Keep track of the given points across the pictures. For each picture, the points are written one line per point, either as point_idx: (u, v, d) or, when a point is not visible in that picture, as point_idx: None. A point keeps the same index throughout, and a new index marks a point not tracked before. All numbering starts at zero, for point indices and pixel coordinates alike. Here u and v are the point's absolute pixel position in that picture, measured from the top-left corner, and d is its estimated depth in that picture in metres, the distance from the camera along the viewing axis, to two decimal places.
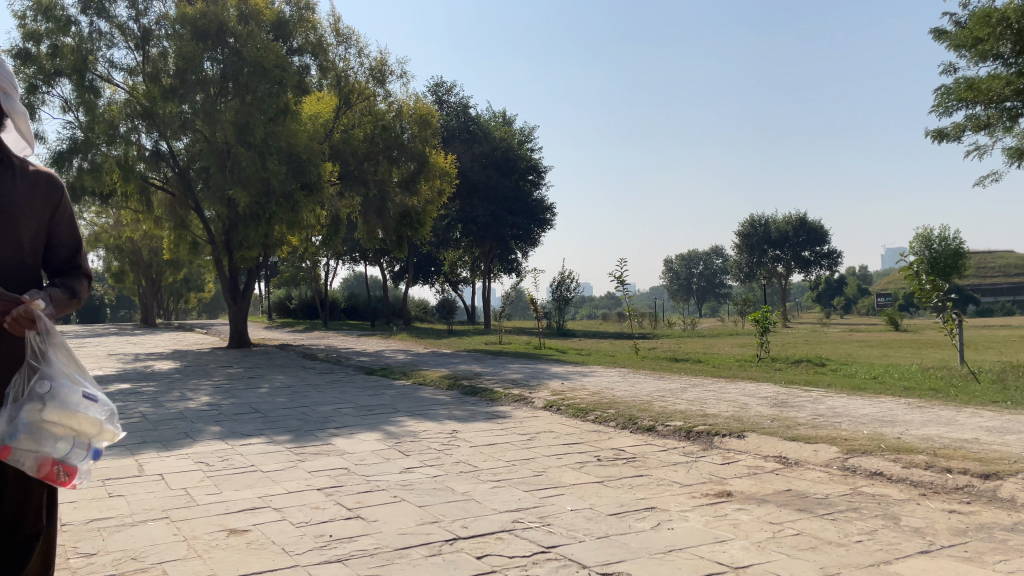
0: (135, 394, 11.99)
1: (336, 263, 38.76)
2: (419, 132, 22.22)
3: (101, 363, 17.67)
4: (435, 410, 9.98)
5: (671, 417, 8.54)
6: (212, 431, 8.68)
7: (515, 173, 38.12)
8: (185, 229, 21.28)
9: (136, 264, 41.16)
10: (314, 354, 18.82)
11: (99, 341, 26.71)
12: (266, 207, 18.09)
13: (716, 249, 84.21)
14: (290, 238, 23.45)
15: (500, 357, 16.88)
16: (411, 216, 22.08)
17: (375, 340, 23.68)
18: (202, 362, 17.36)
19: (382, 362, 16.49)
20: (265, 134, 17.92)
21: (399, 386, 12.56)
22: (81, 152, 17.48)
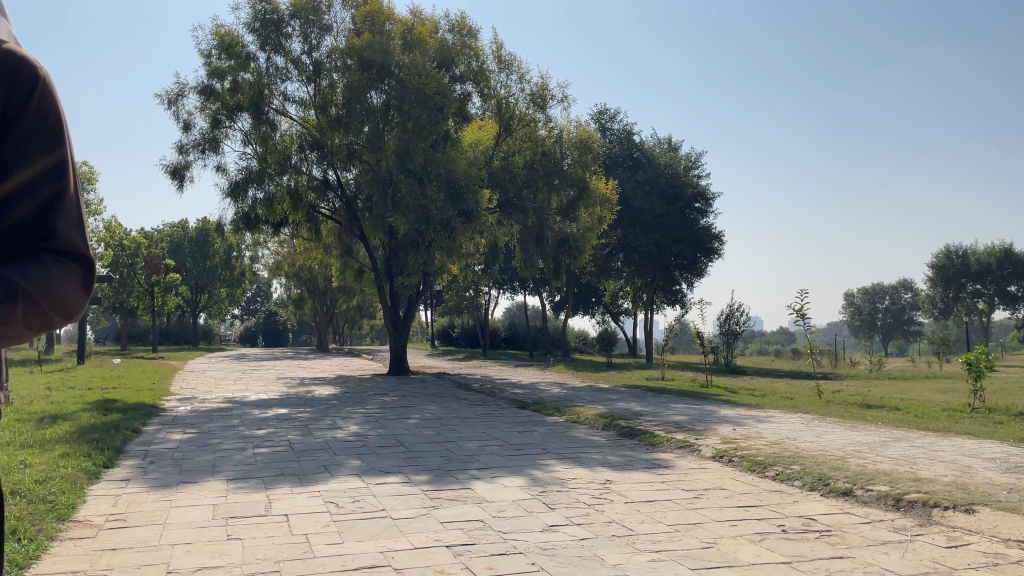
0: (290, 420, 11.95)
1: (497, 292, 38.88)
2: (581, 158, 21.49)
3: (269, 387, 18.24)
4: (589, 454, 9.00)
5: (872, 480, 7.04)
6: (351, 465, 8.21)
7: (681, 200, 36.69)
8: (351, 255, 21.94)
9: (313, 292, 43.48)
10: (469, 384, 18.42)
11: (275, 364, 28.09)
12: (425, 234, 18.10)
13: (904, 282, 77.12)
14: (450, 266, 23.56)
15: (663, 395, 15.62)
16: (569, 242, 21.50)
17: (533, 371, 23.08)
18: (360, 389, 17.42)
19: (537, 396, 15.72)
20: (425, 161, 17.96)
21: (552, 424, 11.70)
22: (255, 182, 18.70)
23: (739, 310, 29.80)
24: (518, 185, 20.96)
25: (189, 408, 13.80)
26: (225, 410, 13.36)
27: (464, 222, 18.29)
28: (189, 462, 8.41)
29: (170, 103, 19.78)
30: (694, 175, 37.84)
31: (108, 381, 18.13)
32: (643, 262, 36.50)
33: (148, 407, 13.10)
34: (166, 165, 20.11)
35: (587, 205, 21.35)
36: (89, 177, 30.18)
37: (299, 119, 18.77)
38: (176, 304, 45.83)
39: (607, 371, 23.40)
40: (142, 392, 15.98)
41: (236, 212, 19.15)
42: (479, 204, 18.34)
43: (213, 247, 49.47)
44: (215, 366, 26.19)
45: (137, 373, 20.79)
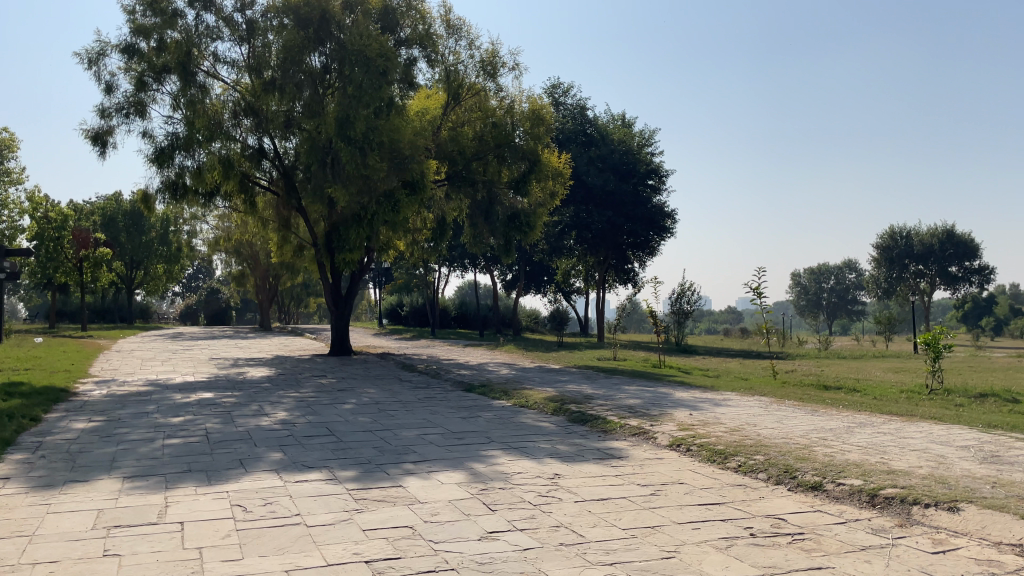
0: (213, 406, 10.96)
1: (447, 270, 37.97)
2: (532, 129, 20.63)
3: (199, 368, 17.10)
4: (536, 443, 8.27)
5: (843, 472, 6.47)
6: (271, 458, 7.34)
7: (634, 177, 36.18)
8: (290, 229, 20.83)
9: (256, 269, 41.90)
10: (414, 364, 17.58)
11: (212, 343, 26.79)
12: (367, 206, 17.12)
13: (848, 263, 78.41)
14: (396, 242, 22.62)
15: (615, 377, 15.02)
16: (519, 218, 20.78)
17: (482, 351, 22.34)
18: (297, 371, 16.44)
19: (484, 378, 14.97)
20: (367, 128, 16.88)
21: (499, 408, 10.96)
22: (183, 149, 17.44)
23: (691, 288, 29.53)
24: (466, 158, 20.06)
25: (105, 392, 12.67)
26: (144, 395, 12.29)
27: (408, 194, 17.35)
28: (86, 456, 7.43)
29: (90, 62, 18.28)
30: (648, 151, 37.36)
31: (22, 362, 16.79)
32: (596, 241, 36.04)
33: (57, 391, 11.95)
34: (86, 129, 18.65)
35: (539, 179, 20.56)
36: (9, 145, 28.23)
37: (232, 83, 17.55)
38: (110, 280, 43.79)
39: (558, 351, 22.78)
40: (57, 374, 14.76)
41: (162, 181, 17.87)
42: (425, 175, 17.42)
43: (150, 222, 47.34)
44: (147, 346, 24.78)
45: (57, 354, 19.41)
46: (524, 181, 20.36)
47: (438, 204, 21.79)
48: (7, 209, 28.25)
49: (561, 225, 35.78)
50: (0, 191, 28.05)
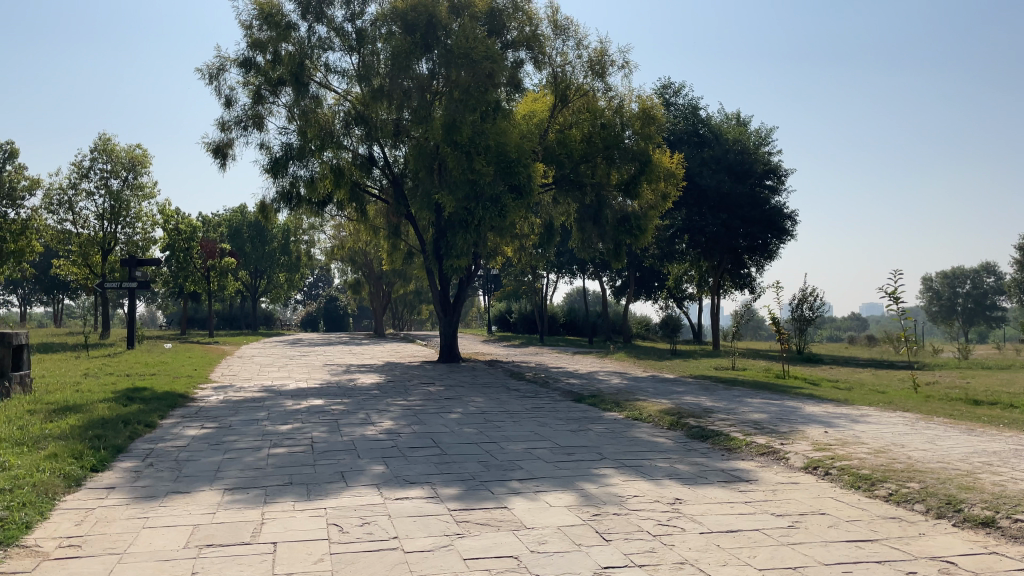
0: (321, 413, 10.88)
1: (556, 276, 37.57)
2: (642, 129, 19.89)
3: (312, 374, 17.33)
4: (653, 462, 7.59)
5: (1020, 507, 5.51)
6: (372, 471, 7.01)
7: (751, 177, 34.60)
8: (399, 236, 20.92)
9: (369, 276, 42.88)
10: (522, 373, 17.18)
11: (326, 349, 27.39)
12: (474, 211, 16.90)
13: (988, 266, 72.57)
14: (503, 247, 22.34)
15: (735, 388, 14.05)
16: (629, 221, 20.06)
17: (592, 359, 21.70)
18: (405, 378, 16.37)
19: (594, 387, 14.35)
20: (473, 132, 16.70)
21: (611, 421, 10.35)
22: (297, 159, 17.81)
23: (813, 294, 28.07)
24: (574, 160, 19.52)
25: (221, 398, 12.90)
26: (256, 401, 12.40)
27: (515, 197, 16.97)
28: (192, 464, 7.35)
29: (211, 78, 19.01)
30: (765, 150, 35.75)
31: (150, 367, 17.51)
32: (710, 245, 34.81)
33: (176, 397, 12.23)
34: (208, 143, 19.39)
35: (649, 180, 19.76)
36: (143, 161, 29.97)
37: (343, 92, 17.80)
38: (236, 289, 45.90)
39: (672, 359, 21.83)
40: (179, 379, 15.23)
41: (277, 190, 18.31)
42: (532, 178, 17.01)
43: (271, 232, 49.40)
44: (266, 351, 25.60)
45: (182, 359, 20.21)
46: (633, 182, 19.64)
47: (545, 209, 21.35)
48: (141, 222, 29.99)
49: (673, 229, 34.76)
50: (135, 205, 29.81)
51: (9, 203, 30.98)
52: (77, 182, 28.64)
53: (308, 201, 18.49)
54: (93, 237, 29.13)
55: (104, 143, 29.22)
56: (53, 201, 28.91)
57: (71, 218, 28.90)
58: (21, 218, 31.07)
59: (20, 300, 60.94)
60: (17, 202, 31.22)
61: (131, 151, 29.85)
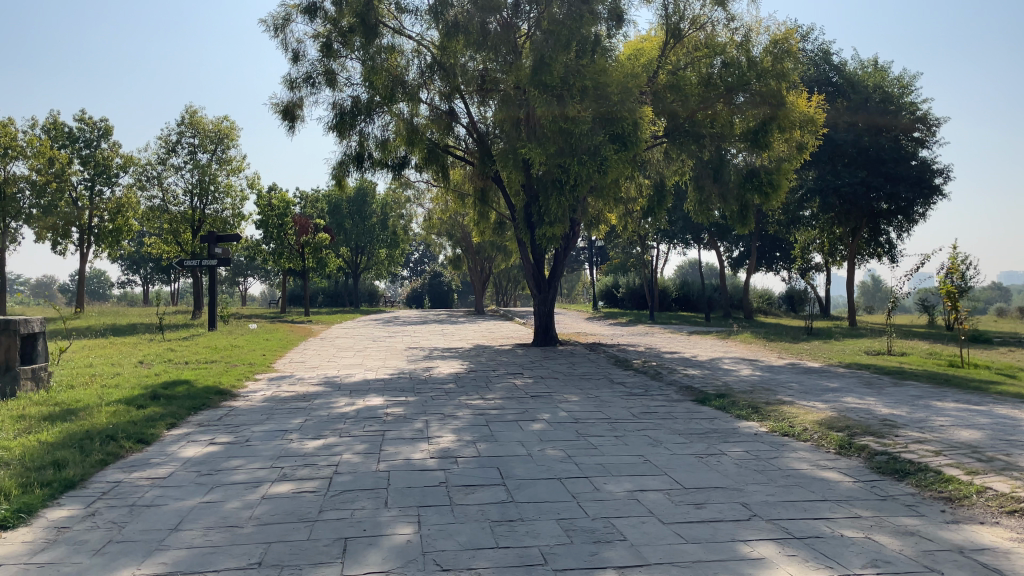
0: (371, 420, 8.60)
1: (666, 245, 34.53)
2: (773, 66, 16.59)
3: (388, 360, 15.29)
4: (836, 528, 4.76)
5: None
6: (392, 539, 4.56)
7: (895, 128, 30.15)
8: (487, 203, 18.53)
9: (468, 250, 41.01)
10: (629, 360, 14.44)
11: (418, 328, 25.53)
12: (569, 168, 14.13)
13: None
14: (607, 214, 19.60)
15: (907, 384, 10.83)
16: (757, 176, 16.77)
17: (712, 341, 18.63)
18: (492, 366, 14.03)
19: (721, 382, 11.45)
20: (563, 71, 14.09)
21: (751, 438, 7.56)
22: (365, 114, 15.67)
23: (968, 262, 24.78)
24: (690, 108, 16.51)
25: (267, 394, 10.89)
26: (304, 400, 10.30)
27: (618, 149, 13.98)
28: (147, 516, 5.14)
29: (276, 30, 17.07)
30: (912, 99, 31.15)
31: (215, 353, 15.89)
32: (847, 208, 30.67)
33: (211, 395, 10.28)
34: (277, 104, 17.52)
35: (782, 127, 16.42)
36: (231, 133, 28.96)
37: (421, 40, 15.54)
38: (336, 266, 45.15)
39: (809, 340, 18.51)
40: (234, 369, 13.42)
41: (346, 152, 16.12)
42: (639, 125, 13.92)
43: (371, 207, 48.38)
44: (354, 332, 23.95)
45: (256, 342, 18.62)
46: (761, 131, 16.37)
47: (654, 167, 18.41)
48: (229, 196, 29.04)
49: (803, 190, 30.81)
50: (224, 179, 28.83)
51: (103, 181, 30.94)
52: (165, 157, 28.00)
53: (383, 163, 16.37)
54: (183, 214, 28.48)
55: (192, 116, 28.23)
56: (144, 177, 28.54)
57: (160, 194, 28.47)
58: (118, 195, 30.89)
59: (142, 280, 63.18)
60: (111, 179, 31.14)
61: (219, 123, 28.87)
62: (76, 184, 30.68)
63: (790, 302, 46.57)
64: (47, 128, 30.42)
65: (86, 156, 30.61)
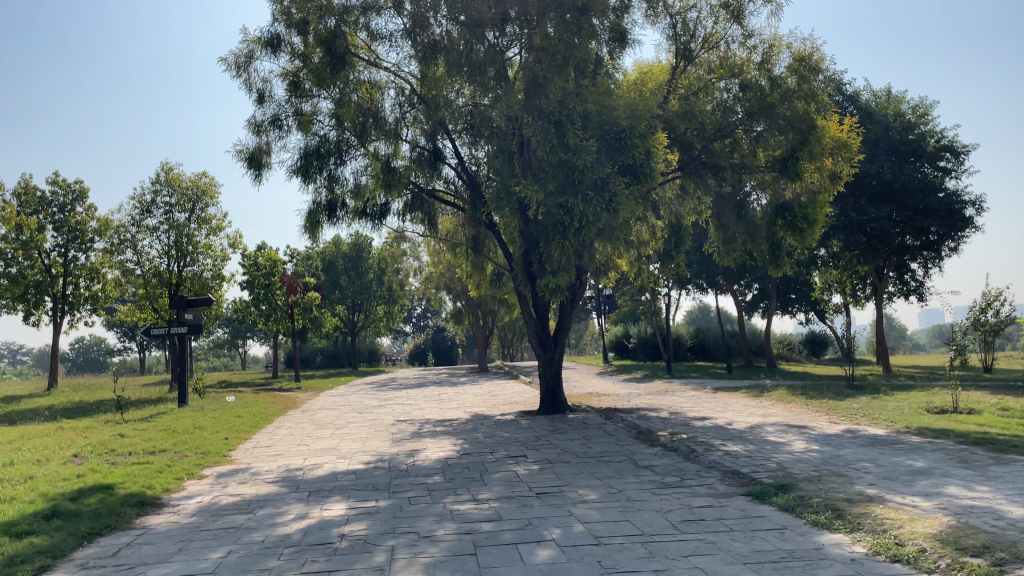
0: (318, 548, 6.29)
1: (677, 291, 32.44)
2: (796, 86, 14.72)
3: (368, 440, 12.99)
4: None
5: None
6: None
7: (918, 157, 28.24)
8: (481, 252, 16.50)
9: (469, 304, 38.87)
10: (654, 432, 12.13)
11: (414, 393, 23.19)
12: (573, 208, 12.07)
13: None
14: (616, 259, 17.53)
15: (1014, 461, 8.50)
16: (786, 209, 14.70)
17: (745, 400, 16.29)
18: (489, 445, 11.74)
19: (775, 465, 9.12)
20: (562, 95, 12.18)
21: (853, 571, 5.23)
22: (336, 155, 13.71)
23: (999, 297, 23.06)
24: (706, 138, 14.71)
25: (203, 502, 8.58)
26: (245, 512, 7.98)
27: (630, 182, 12.02)
28: None
29: (239, 69, 15.24)
30: (933, 127, 29.27)
31: (169, 439, 13.60)
32: (873, 244, 28.64)
33: (127, 509, 7.98)
34: (242, 151, 15.58)
35: (813, 155, 14.42)
36: (210, 190, 27.20)
37: (395, 79, 13.76)
38: (333, 325, 42.98)
39: (854, 396, 16.20)
40: (180, 463, 11.12)
41: (318, 201, 14.08)
42: (653, 153, 11.99)
43: (367, 262, 46.51)
44: (342, 400, 21.63)
45: (224, 420, 16.32)
46: (790, 159, 14.44)
47: (668, 206, 16.39)
48: (208, 256, 27.04)
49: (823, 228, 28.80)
50: (203, 238, 26.90)
51: (77, 246, 29.10)
52: (140, 217, 26.18)
53: (360, 213, 14.30)
54: (159, 277, 26.49)
55: (168, 173, 26.44)
56: (117, 240, 26.66)
57: (135, 257, 26.54)
58: (93, 260, 28.95)
59: (138, 347, 61.08)
60: (86, 244, 29.31)
61: (197, 179, 27.08)
62: (48, 251, 28.86)
63: (810, 346, 44.73)
64: (17, 193, 28.69)
65: (59, 221, 28.80)
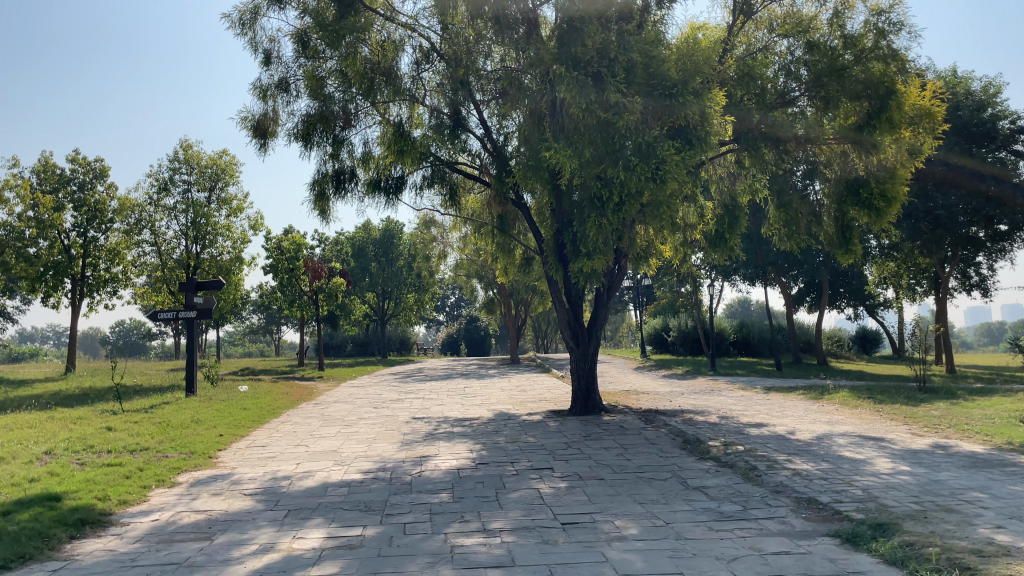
0: None
1: (721, 281, 30.43)
2: (871, 46, 12.85)
3: (376, 441, 11.46)
4: None
5: None
6: None
7: (991, 140, 25.82)
8: (510, 234, 14.90)
9: (500, 293, 37.30)
10: (703, 441, 10.37)
11: (437, 386, 21.69)
12: (613, 180, 10.37)
13: None
14: (659, 244, 15.80)
15: None
16: (859, 185, 12.80)
17: (803, 403, 14.44)
18: (510, 452, 10.12)
19: (861, 492, 7.33)
20: (602, 44, 10.51)
21: None
22: (345, 119, 12.18)
23: None
24: (765, 105, 13.03)
25: (158, 521, 7.07)
26: (203, 538, 6.45)
27: (681, 147, 10.29)
28: None
29: (244, 27, 13.76)
30: (1007, 107, 26.75)
31: (157, 435, 12.23)
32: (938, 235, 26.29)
33: (59, 529, 6.50)
34: (246, 119, 14.10)
35: (893, 122, 12.49)
36: (230, 169, 25.96)
37: (419, 40, 12.29)
38: (362, 313, 41.72)
39: (929, 402, 14.25)
40: (156, 465, 9.68)
41: (325, 171, 12.56)
42: (709, 114, 10.26)
43: (398, 249, 45.19)
44: (360, 392, 20.25)
45: (226, 413, 14.95)
46: (865, 127, 12.53)
47: (720, 184, 14.60)
48: (227, 238, 25.82)
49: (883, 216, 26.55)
50: (221, 218, 25.65)
51: (97, 226, 28.17)
52: (158, 196, 25.03)
53: (374, 185, 12.78)
54: (177, 259, 25.35)
55: (186, 150, 25.23)
56: (134, 220, 25.59)
57: (152, 238, 25.42)
58: (113, 241, 27.98)
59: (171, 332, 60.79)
60: (105, 224, 28.36)
61: (217, 157, 25.86)
62: (68, 231, 27.95)
63: (861, 343, 42.33)
64: (37, 170, 27.83)
65: (78, 199, 27.87)
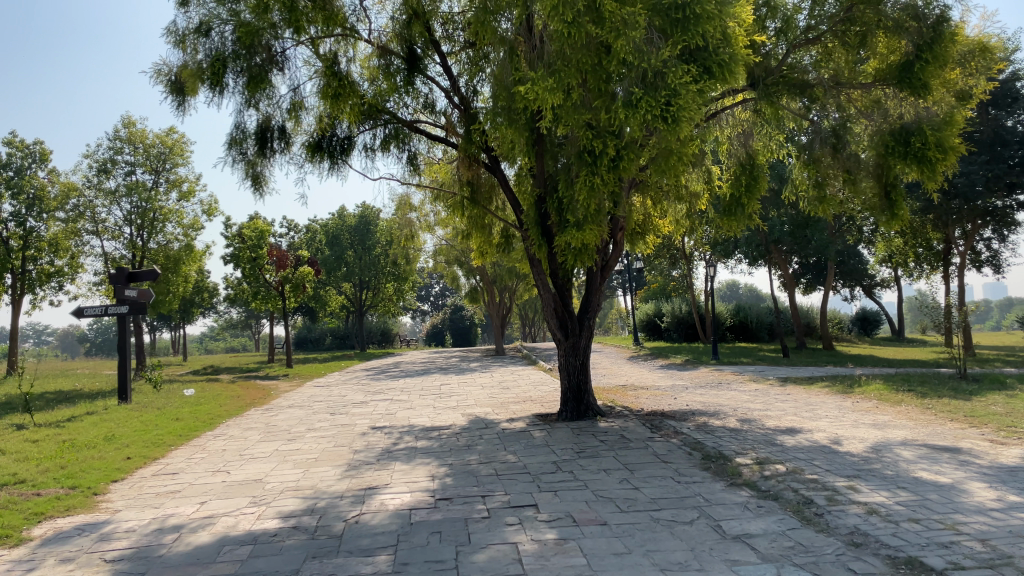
0: None
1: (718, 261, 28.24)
2: None
3: (316, 464, 9.13)
4: None
5: None
6: None
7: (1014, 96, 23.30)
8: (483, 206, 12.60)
9: (484, 279, 34.94)
10: (729, 458, 8.09)
11: (411, 385, 19.35)
12: (605, 124, 8.32)
13: None
14: (658, 218, 13.52)
15: None
16: (906, 134, 10.45)
17: (834, 400, 12.19)
18: (480, 478, 7.81)
19: (981, 545, 5.06)
20: None
21: None
22: (272, 63, 9.92)
23: None
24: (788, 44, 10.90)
25: None
26: None
27: (696, 76, 8.03)
28: None
29: None
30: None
31: (47, 460, 9.87)
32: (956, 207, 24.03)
33: None
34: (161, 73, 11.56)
35: (945, 57, 10.06)
36: (178, 147, 23.42)
37: None
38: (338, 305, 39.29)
39: (981, 394, 12.05)
40: (13, 508, 7.33)
41: (251, 131, 10.14)
42: (727, 34, 8.07)
43: (375, 236, 42.72)
44: (323, 394, 17.92)
45: (152, 426, 12.60)
46: (914, 63, 10.14)
47: (732, 144, 12.45)
48: (177, 224, 23.34)
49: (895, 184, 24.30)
50: (170, 203, 23.13)
51: (38, 215, 25.60)
52: (98, 179, 22.51)
53: (315, 148, 10.50)
54: (121, 249, 22.85)
55: (129, 128, 22.68)
56: (73, 207, 23.05)
57: (93, 225, 22.91)
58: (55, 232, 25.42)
59: None
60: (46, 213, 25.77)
61: (165, 136, 23.31)
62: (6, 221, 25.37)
63: (861, 325, 40.37)
64: None
65: (14, 185, 25.29)
